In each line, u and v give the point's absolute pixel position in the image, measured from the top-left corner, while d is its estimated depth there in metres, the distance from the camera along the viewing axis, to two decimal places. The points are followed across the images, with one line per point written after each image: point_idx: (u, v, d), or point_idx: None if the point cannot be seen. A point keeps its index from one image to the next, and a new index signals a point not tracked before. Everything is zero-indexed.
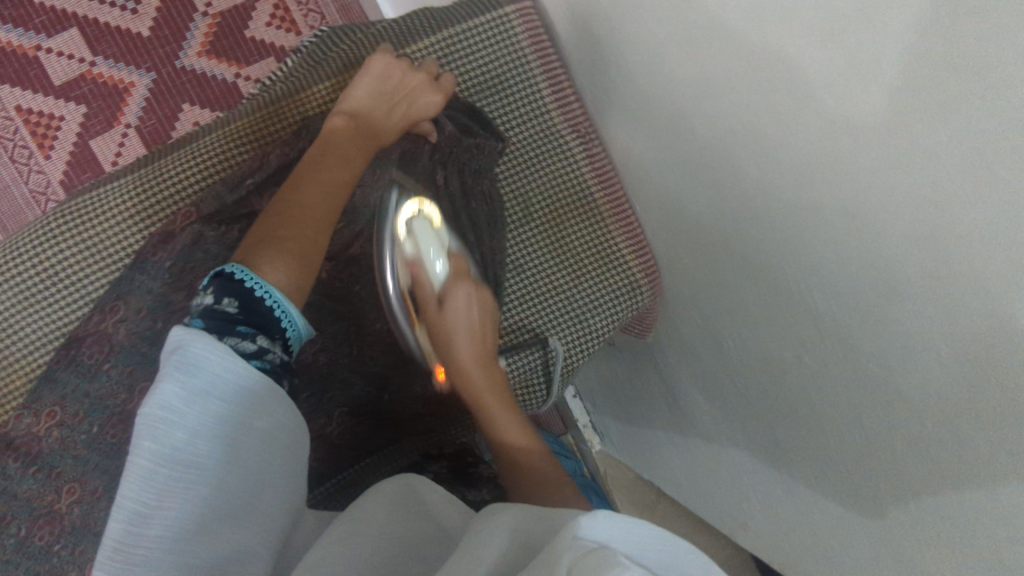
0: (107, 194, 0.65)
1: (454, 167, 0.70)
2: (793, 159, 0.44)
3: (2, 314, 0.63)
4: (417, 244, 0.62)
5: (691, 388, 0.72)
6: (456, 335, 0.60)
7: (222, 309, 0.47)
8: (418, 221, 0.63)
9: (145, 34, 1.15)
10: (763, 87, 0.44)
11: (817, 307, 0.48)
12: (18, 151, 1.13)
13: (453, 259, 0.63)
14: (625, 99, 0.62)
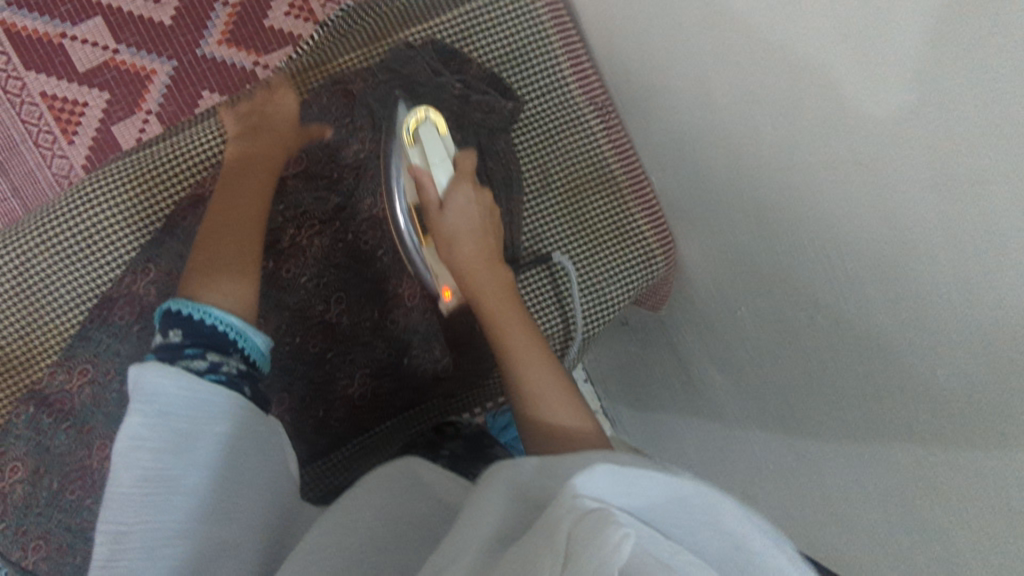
0: (135, 162, 0.67)
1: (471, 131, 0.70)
2: (810, 121, 0.46)
3: (38, 277, 0.66)
4: (424, 152, 0.63)
5: (703, 363, 0.73)
6: (459, 237, 0.62)
7: (169, 340, 0.50)
8: (424, 126, 0.64)
9: (168, 23, 1.17)
10: (784, 52, 0.45)
11: (828, 270, 0.49)
12: (42, 135, 1.16)
13: (456, 166, 0.64)
14: (647, 75, 0.63)
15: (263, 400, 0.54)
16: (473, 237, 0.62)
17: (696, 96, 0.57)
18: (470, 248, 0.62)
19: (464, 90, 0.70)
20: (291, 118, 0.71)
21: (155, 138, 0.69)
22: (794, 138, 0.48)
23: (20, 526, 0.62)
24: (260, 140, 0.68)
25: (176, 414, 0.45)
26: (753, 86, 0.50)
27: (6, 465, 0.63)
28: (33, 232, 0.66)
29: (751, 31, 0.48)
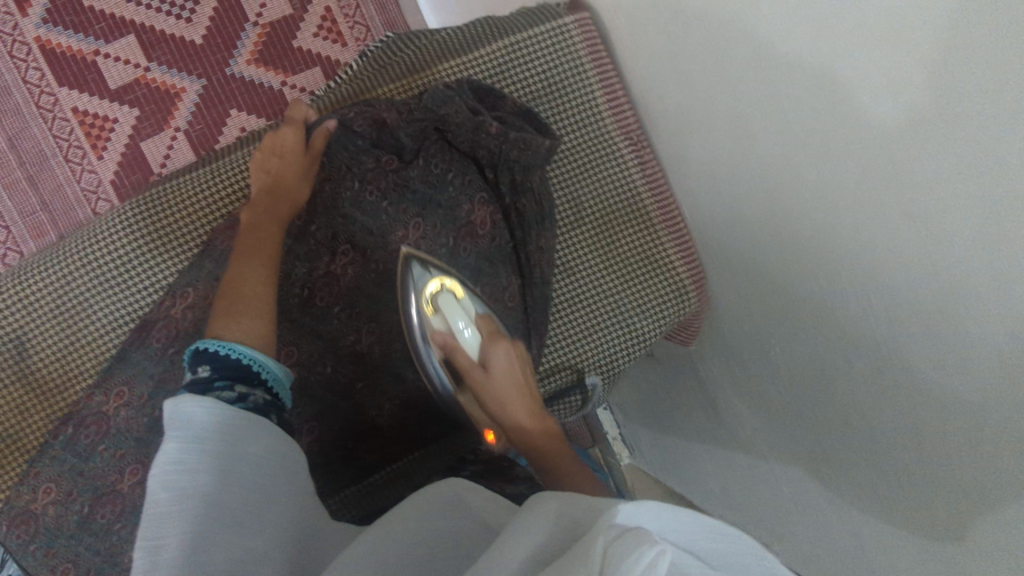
0: (176, 187, 0.68)
1: (504, 165, 0.70)
2: (854, 162, 0.45)
3: (74, 298, 0.66)
4: (446, 318, 0.65)
5: (730, 396, 0.72)
6: (507, 401, 0.62)
7: (198, 374, 0.52)
8: (443, 296, 0.66)
9: (199, 43, 1.19)
10: (822, 94, 0.46)
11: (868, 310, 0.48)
12: (72, 150, 1.17)
13: (482, 327, 0.66)
14: (679, 108, 0.63)
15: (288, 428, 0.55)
16: (518, 403, 0.62)
17: (732, 130, 0.57)
18: (517, 406, 0.62)
19: (502, 129, 0.68)
20: (296, 145, 0.69)
21: (196, 165, 0.71)
22: (836, 176, 0.48)
23: (51, 547, 0.63)
24: (270, 171, 0.68)
25: (210, 436, 0.46)
26: (794, 123, 0.50)
27: (39, 487, 0.64)
28: (71, 254, 0.67)
29: (791, 68, 0.48)
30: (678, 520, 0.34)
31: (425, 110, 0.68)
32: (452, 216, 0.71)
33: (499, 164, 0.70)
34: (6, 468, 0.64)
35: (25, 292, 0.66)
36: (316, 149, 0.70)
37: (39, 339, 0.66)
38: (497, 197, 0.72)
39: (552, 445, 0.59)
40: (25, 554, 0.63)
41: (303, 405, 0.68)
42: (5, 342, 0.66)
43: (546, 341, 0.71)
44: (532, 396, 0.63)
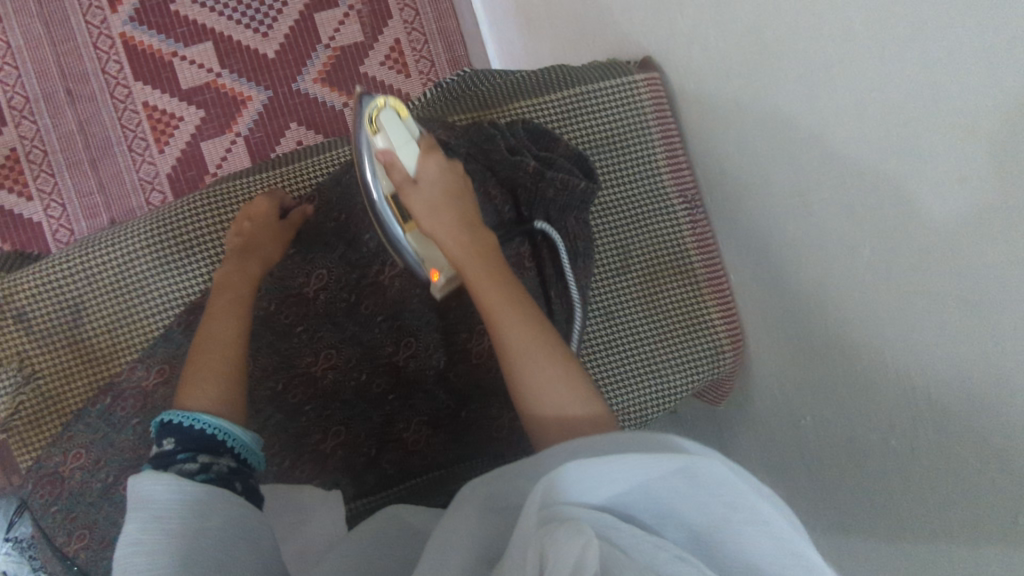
0: (239, 186, 0.71)
1: (539, 202, 0.69)
2: (908, 238, 0.47)
3: (127, 277, 0.68)
4: (388, 135, 0.62)
5: (751, 460, 0.72)
6: (440, 220, 0.60)
7: (163, 449, 0.54)
8: (385, 112, 0.62)
9: (271, 57, 1.25)
10: (876, 171, 0.49)
11: (906, 388, 0.50)
12: (137, 141, 1.22)
13: (423, 145, 0.63)
14: (737, 173, 0.66)
15: (257, 496, 0.55)
16: (454, 222, 0.60)
17: (788, 196, 0.59)
18: (451, 226, 0.60)
19: (540, 170, 0.67)
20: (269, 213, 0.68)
21: (267, 164, 0.74)
22: (891, 250, 0.49)
23: (71, 512, 0.65)
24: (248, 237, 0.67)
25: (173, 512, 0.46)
26: (854, 196, 0.51)
27: (68, 451, 0.66)
28: (133, 233, 0.69)
29: (855, 142, 0.50)
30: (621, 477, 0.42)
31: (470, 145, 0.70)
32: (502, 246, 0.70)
33: (536, 202, 0.69)
34: (41, 429, 0.67)
35: (84, 262, 0.68)
36: (290, 222, 0.70)
37: (89, 311, 0.68)
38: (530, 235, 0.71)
39: (483, 268, 0.58)
40: (46, 515, 0.65)
41: (333, 409, 0.70)
42: (57, 307, 0.67)
43: None
44: (467, 212, 0.62)
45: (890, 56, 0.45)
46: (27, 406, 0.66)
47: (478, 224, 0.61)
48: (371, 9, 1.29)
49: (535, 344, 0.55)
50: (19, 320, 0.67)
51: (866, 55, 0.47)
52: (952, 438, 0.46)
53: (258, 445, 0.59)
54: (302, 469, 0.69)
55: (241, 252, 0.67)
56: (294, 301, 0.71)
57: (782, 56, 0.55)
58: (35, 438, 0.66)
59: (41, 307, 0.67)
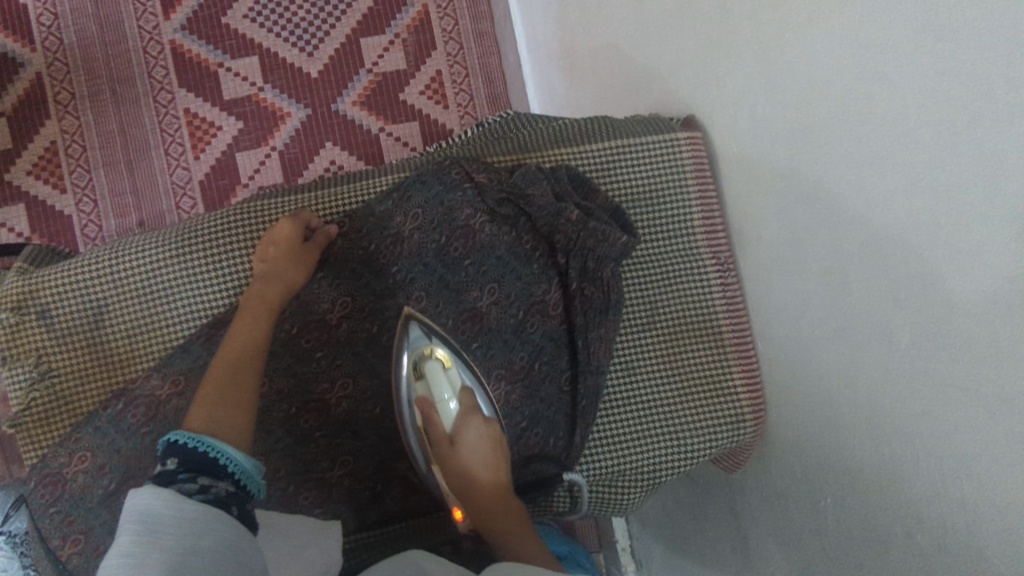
0: (273, 205, 0.72)
1: (577, 251, 0.67)
2: (951, 328, 0.46)
3: (154, 286, 0.68)
4: (429, 386, 0.68)
5: (762, 534, 0.69)
6: (468, 471, 0.65)
7: (163, 468, 0.51)
8: (429, 363, 0.69)
9: (314, 77, 1.27)
10: (919, 254, 0.48)
11: (938, 480, 0.48)
12: (174, 146, 1.24)
13: (463, 396, 0.68)
14: (772, 239, 0.65)
15: (255, 525, 0.52)
16: (483, 473, 0.65)
17: (825, 269, 0.58)
18: (482, 484, 0.64)
19: (582, 218, 0.65)
20: (293, 238, 0.68)
21: (303, 185, 0.74)
22: (932, 338, 0.48)
23: (70, 514, 0.64)
24: (271, 263, 0.67)
25: (166, 529, 0.45)
26: (895, 280, 0.51)
27: (75, 453, 0.65)
28: (165, 241, 0.69)
29: (899, 224, 0.49)
30: None
31: (513, 187, 0.68)
32: (528, 290, 0.69)
33: (573, 250, 0.68)
34: (50, 427, 0.67)
35: (114, 264, 0.68)
36: (314, 245, 0.69)
37: (113, 315, 0.68)
38: (563, 282, 0.69)
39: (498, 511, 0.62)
40: (43, 515, 0.64)
41: (343, 438, 0.69)
42: (81, 307, 0.68)
43: (596, 439, 0.71)
44: (500, 468, 0.66)
45: (944, 142, 0.44)
46: (39, 403, 0.66)
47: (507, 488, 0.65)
48: (417, 40, 1.31)
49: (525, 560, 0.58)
50: (42, 315, 0.67)
51: (914, 139, 0.46)
52: (984, 539, 0.45)
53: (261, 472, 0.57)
54: (305, 495, 0.68)
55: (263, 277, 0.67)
56: (316, 325, 0.71)
57: (829, 129, 0.54)
58: (43, 436, 0.67)
59: (65, 305, 0.67)
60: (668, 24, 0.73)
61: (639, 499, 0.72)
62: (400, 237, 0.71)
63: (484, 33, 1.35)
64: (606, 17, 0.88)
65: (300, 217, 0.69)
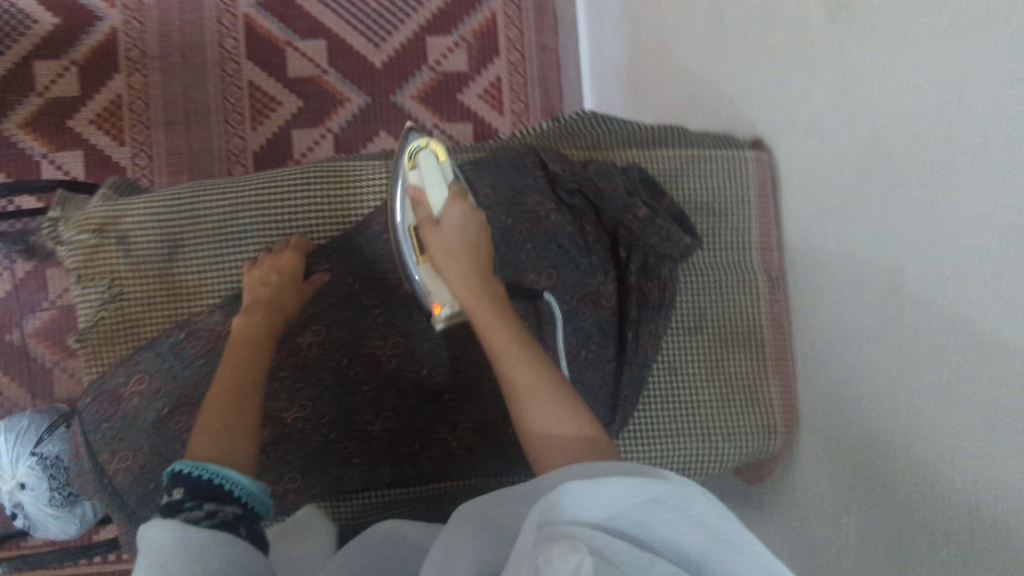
0: (336, 171, 0.72)
1: (639, 248, 0.71)
2: (996, 360, 0.48)
3: (229, 229, 0.71)
4: (421, 174, 0.70)
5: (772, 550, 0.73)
6: (451, 252, 0.67)
7: (170, 500, 0.51)
8: (424, 153, 0.70)
9: (378, 67, 1.32)
10: (971, 287, 0.51)
11: (968, 500, 0.51)
12: (234, 114, 1.28)
13: (452, 190, 0.70)
14: (825, 263, 0.68)
15: (264, 544, 0.52)
16: (463, 255, 0.67)
17: (879, 297, 0.61)
18: (459, 266, 0.66)
19: (649, 215, 0.69)
20: (296, 272, 0.69)
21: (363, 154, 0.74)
22: (975, 369, 0.50)
23: (119, 432, 0.68)
24: (272, 290, 0.67)
25: (174, 559, 0.44)
26: (943, 308, 0.53)
27: (133, 374, 0.68)
28: (245, 187, 0.71)
29: (958, 258, 0.52)
30: (600, 497, 0.45)
31: (585, 179, 0.71)
32: (584, 281, 0.72)
33: (635, 246, 0.71)
34: (113, 347, 0.69)
35: (196, 201, 0.70)
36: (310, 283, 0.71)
37: (187, 250, 0.70)
38: (621, 275, 0.73)
39: (484, 303, 0.64)
40: (95, 430, 0.68)
41: (388, 394, 0.72)
42: (158, 238, 0.70)
43: (634, 427, 0.77)
44: (480, 252, 0.68)
45: (1012, 187, 0.47)
46: (106, 323, 0.69)
47: (486, 272, 0.67)
48: (482, 45, 1.36)
49: (515, 354, 0.59)
50: (119, 241, 0.69)
51: (987, 181, 0.49)
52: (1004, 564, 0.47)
53: (266, 493, 0.56)
54: (345, 445, 0.71)
55: (255, 308, 0.67)
56: (376, 287, 0.74)
57: (903, 165, 0.57)
58: (105, 354, 0.69)
59: (145, 233, 0.69)
60: (748, 51, 0.76)
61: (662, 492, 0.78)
62: None
63: (547, 46, 1.39)
64: (680, 39, 0.91)
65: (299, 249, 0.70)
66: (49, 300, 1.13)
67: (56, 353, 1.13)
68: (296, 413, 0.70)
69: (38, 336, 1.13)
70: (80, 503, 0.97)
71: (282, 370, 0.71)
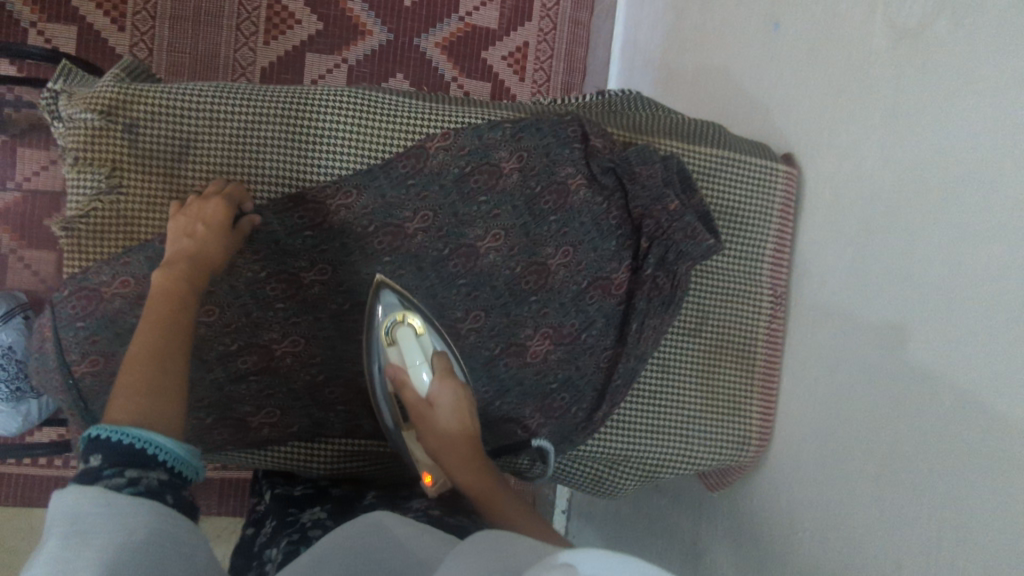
0: (356, 104, 0.67)
1: (663, 241, 0.69)
2: (1001, 427, 0.49)
3: (242, 144, 0.66)
4: (402, 352, 0.69)
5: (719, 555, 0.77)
6: (441, 439, 0.66)
7: (86, 468, 0.45)
8: (401, 328, 0.68)
9: (407, 5, 1.25)
10: (981, 351, 0.52)
11: (930, 538, 0.54)
12: (247, 23, 1.19)
13: (437, 366, 0.68)
14: (835, 292, 0.70)
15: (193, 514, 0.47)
16: (453, 442, 0.66)
17: (885, 337, 0.62)
18: (452, 452, 0.66)
19: (681, 210, 0.67)
20: (222, 223, 0.62)
21: (382, 93, 0.69)
22: (966, 428, 0.52)
23: (93, 334, 0.64)
24: (197, 244, 0.61)
25: (93, 529, 0.40)
26: (951, 359, 0.55)
27: (118, 276, 0.64)
28: (264, 101, 0.66)
29: (973, 318, 0.53)
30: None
31: (621, 159, 0.67)
32: (599, 265, 0.71)
33: (659, 239, 0.70)
34: (101, 242, 0.65)
35: (216, 105, 0.66)
36: (239, 232, 0.63)
37: (197, 157, 0.66)
38: (637, 263, 0.72)
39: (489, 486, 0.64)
40: (68, 326, 0.64)
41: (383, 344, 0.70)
42: (168, 137, 0.65)
43: (615, 419, 0.77)
44: (471, 437, 0.67)
45: None
46: (99, 215, 0.65)
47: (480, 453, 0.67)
48: (516, 5, 1.31)
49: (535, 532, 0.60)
50: (126, 131, 0.64)
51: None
52: None
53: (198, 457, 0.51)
54: (331, 390, 0.70)
55: (174, 260, 0.60)
56: (390, 231, 0.69)
57: (939, 215, 0.57)
58: (92, 248, 0.65)
59: (154, 128, 0.65)
60: (804, 65, 0.74)
61: (628, 485, 0.79)
62: (498, 172, 0.69)
63: (580, 21, 1.34)
64: (729, 37, 0.88)
65: (228, 197, 0.63)
66: (16, 182, 1.05)
67: (14, 239, 1.05)
68: (287, 346, 0.68)
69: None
70: (26, 399, 0.92)
71: (280, 302, 0.67)
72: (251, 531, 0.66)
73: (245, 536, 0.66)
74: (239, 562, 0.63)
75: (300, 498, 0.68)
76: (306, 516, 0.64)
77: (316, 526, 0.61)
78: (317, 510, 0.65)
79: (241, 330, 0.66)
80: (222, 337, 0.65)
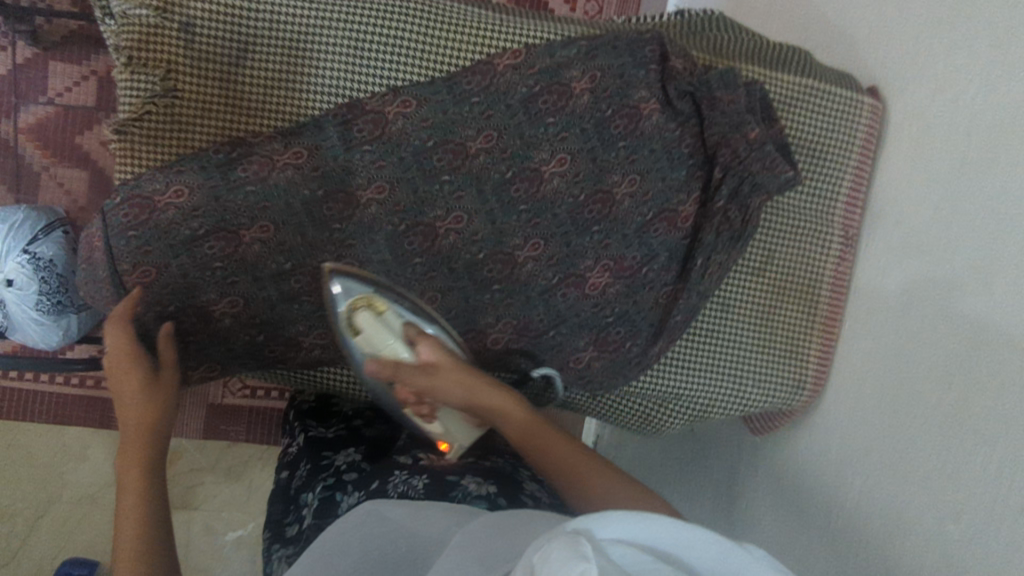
0: (424, 12, 0.64)
1: (737, 172, 0.66)
2: None
3: (303, 48, 0.63)
4: (374, 336, 0.63)
5: (766, 496, 0.76)
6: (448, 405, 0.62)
7: None
8: (361, 314, 0.63)
9: None
10: None
11: (1000, 486, 0.52)
12: None
13: (410, 332, 0.62)
14: (911, 233, 0.66)
15: None
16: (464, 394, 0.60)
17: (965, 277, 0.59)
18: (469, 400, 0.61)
19: (761, 139, 0.64)
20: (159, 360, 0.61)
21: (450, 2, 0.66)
22: None
23: (145, 246, 0.60)
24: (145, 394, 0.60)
25: None
26: None
27: (172, 185, 0.61)
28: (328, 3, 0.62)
29: None
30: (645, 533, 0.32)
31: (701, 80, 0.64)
32: (666, 195, 0.68)
33: (732, 170, 0.67)
34: (154, 147, 0.63)
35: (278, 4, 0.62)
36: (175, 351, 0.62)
37: (255, 60, 0.63)
38: (706, 195, 0.69)
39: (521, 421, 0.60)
40: (119, 237, 0.60)
41: (439, 274, 0.68)
42: (224, 37, 0.61)
43: (670, 356, 0.75)
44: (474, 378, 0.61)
45: None
46: (152, 119, 0.62)
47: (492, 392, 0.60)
48: None
49: (578, 463, 0.56)
50: (181, 28, 0.60)
51: None
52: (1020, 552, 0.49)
53: None
54: None
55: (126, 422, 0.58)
56: (451, 149, 0.64)
57: None
58: (146, 153, 0.63)
59: (211, 26, 0.61)
60: None
61: (677, 422, 0.79)
62: (569, 92, 0.65)
63: None
64: None
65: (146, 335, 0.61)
66: (49, 96, 1.01)
67: (48, 156, 1.01)
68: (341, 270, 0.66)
69: (32, 132, 1.01)
70: (66, 314, 0.91)
71: (335, 223, 0.64)
72: (286, 474, 0.67)
73: (282, 481, 0.66)
74: (275, 507, 0.64)
75: (335, 440, 0.67)
76: (341, 458, 0.63)
77: (349, 470, 0.61)
78: (351, 452, 0.65)
79: (296, 250, 0.64)
80: (276, 256, 0.63)
